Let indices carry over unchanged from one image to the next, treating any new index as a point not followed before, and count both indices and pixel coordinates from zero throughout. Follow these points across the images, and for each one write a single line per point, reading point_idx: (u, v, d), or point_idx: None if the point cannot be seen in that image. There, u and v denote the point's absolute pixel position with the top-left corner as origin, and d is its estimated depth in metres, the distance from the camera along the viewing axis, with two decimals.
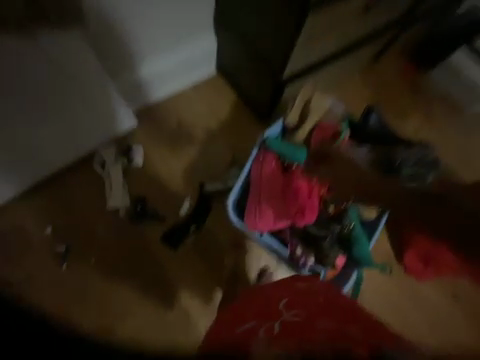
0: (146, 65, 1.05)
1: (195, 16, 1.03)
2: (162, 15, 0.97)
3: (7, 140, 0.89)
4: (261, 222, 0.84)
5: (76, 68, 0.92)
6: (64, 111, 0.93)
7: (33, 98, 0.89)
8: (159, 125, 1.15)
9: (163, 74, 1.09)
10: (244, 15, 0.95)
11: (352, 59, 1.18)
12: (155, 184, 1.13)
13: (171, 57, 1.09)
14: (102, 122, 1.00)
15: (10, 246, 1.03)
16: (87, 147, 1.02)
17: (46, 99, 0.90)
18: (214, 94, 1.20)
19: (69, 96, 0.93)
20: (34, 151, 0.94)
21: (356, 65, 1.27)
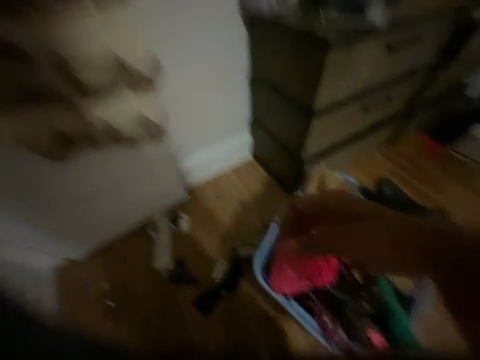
0: (198, 153, 1.36)
1: (236, 118, 1.37)
2: (214, 121, 1.31)
3: (86, 216, 1.09)
4: (286, 284, 0.91)
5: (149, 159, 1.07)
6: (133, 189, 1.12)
7: (110, 180, 1.03)
8: (204, 197, 1.42)
9: (210, 159, 1.41)
10: (271, 116, 1.25)
11: (374, 139, 1.38)
12: (195, 247, 1.30)
13: (217, 146, 1.40)
14: (162, 196, 1.24)
15: (66, 298, 1.17)
16: (147, 215, 1.27)
17: (120, 180, 1.06)
18: (248, 171, 1.49)
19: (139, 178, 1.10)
20: (106, 221, 1.17)
21: (380, 142, 1.44)
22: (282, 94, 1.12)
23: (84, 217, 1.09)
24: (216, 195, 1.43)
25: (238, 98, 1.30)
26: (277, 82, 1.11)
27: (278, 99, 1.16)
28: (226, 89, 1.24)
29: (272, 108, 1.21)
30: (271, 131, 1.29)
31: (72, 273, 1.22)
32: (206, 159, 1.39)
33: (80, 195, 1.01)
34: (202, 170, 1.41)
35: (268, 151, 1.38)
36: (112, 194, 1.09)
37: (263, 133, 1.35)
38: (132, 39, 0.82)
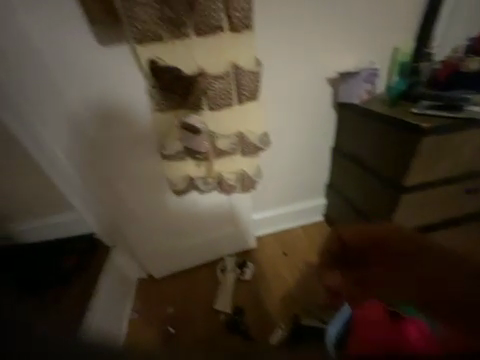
0: (275, 210, 1.57)
1: (314, 185, 1.54)
2: (296, 185, 1.50)
3: (183, 243, 1.37)
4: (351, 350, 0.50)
5: (115, 127, 0.97)
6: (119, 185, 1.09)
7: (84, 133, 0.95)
8: (273, 248, 1.56)
9: (283, 217, 1.60)
10: (351, 186, 1.31)
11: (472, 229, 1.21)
12: (256, 299, 1.32)
13: (291, 207, 1.59)
14: (239, 240, 1.49)
15: (138, 311, 1.33)
16: (223, 253, 1.50)
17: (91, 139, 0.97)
18: (316, 234, 1.61)
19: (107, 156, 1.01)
20: (193, 250, 1.42)
21: None
22: (369, 168, 1.16)
23: (179, 244, 1.37)
24: (283, 252, 1.52)
25: (318, 166, 1.47)
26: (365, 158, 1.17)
27: (362, 171, 1.21)
28: (310, 158, 1.42)
29: (354, 178, 1.28)
30: (348, 198, 1.37)
31: (148, 290, 1.41)
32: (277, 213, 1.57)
33: (182, 227, 1.32)
34: (271, 223, 1.61)
35: (339, 213, 1.48)
36: (202, 229, 1.37)
37: (336, 197, 1.48)
38: (255, 119, 0.96)
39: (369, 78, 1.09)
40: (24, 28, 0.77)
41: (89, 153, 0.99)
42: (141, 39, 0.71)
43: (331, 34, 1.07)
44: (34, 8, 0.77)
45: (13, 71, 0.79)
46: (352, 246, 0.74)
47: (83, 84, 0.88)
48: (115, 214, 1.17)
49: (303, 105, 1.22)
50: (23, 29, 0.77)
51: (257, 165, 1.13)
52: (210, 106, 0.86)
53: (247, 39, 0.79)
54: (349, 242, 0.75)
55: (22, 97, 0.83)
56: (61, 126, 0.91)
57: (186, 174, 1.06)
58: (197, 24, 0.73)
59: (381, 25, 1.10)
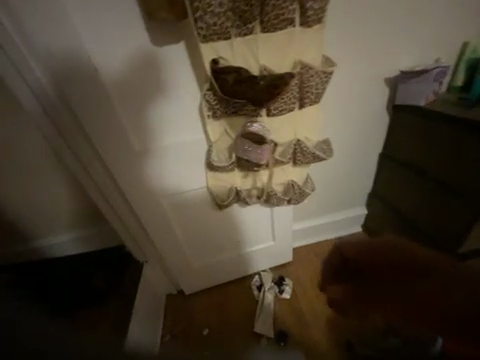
0: (313, 221, 1.45)
1: (356, 194, 1.42)
2: (338, 194, 1.37)
3: (218, 258, 1.27)
4: None
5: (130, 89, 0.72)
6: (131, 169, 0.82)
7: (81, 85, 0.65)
8: (310, 263, 1.45)
9: (321, 228, 1.47)
10: (405, 198, 1.18)
11: None
12: (299, 322, 1.22)
13: (330, 217, 1.46)
14: (276, 254, 1.38)
15: (171, 331, 1.23)
16: (258, 267, 1.40)
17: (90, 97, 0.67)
18: None
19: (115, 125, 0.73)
20: (227, 265, 1.31)
21: None
22: (434, 179, 1.01)
23: (214, 259, 1.27)
24: None
25: (362, 175, 1.34)
26: (428, 167, 1.02)
27: (423, 181, 1.05)
28: (356, 165, 1.29)
29: (410, 189, 1.14)
30: (400, 211, 1.23)
31: (180, 308, 1.31)
32: (316, 225, 1.46)
33: (219, 242, 1.21)
34: (307, 235, 1.49)
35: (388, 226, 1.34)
36: (239, 244, 1.26)
37: (382, 208, 1.35)
38: (313, 125, 0.84)
39: (437, 77, 0.96)
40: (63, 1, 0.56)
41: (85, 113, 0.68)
42: (206, 35, 0.59)
43: (397, 25, 0.93)
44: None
45: (55, 64, 0.60)
46: (355, 267, 0.43)
47: (129, 83, 0.71)
48: (151, 233, 1.03)
49: (357, 109, 1.09)
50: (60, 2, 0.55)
51: (307, 175, 1.00)
52: (269, 111, 0.74)
53: (318, 32, 0.67)
54: (352, 261, 0.43)
55: (61, 105, 0.67)
56: (107, 137, 0.74)
57: (233, 185, 0.94)
58: (268, 16, 0.61)
59: (454, 13, 0.95)
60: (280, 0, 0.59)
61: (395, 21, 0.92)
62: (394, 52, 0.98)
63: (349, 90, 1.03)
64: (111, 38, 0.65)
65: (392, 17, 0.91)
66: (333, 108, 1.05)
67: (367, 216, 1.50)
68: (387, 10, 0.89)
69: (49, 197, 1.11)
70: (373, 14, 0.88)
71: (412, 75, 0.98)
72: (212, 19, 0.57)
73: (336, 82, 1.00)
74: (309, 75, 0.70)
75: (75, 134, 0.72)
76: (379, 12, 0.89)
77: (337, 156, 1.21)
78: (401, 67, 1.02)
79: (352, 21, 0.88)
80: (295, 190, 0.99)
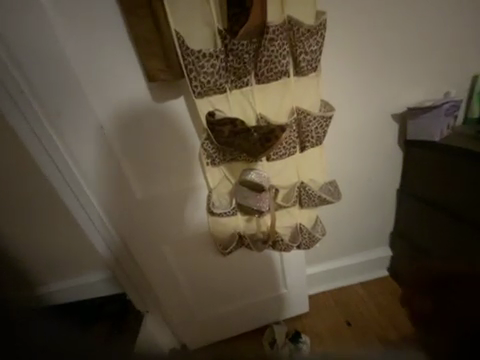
0: (329, 264, 1.31)
1: (376, 234, 1.29)
2: (354, 234, 1.25)
3: (224, 307, 1.16)
4: None
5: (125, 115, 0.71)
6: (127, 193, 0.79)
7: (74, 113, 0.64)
8: (330, 314, 1.27)
9: (339, 271, 1.32)
10: (433, 241, 1.04)
11: None
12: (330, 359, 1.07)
13: (349, 260, 1.32)
14: (289, 303, 1.23)
15: None
16: (270, 318, 1.25)
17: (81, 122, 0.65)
18: (383, 295, 1.30)
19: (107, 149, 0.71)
20: (235, 316, 1.19)
21: None
22: (465, 220, 0.89)
23: (219, 309, 1.15)
24: (345, 321, 1.23)
25: (380, 213, 1.23)
26: (457, 208, 0.90)
27: (452, 223, 0.93)
28: (372, 203, 1.19)
29: (437, 231, 1.01)
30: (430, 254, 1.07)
31: None
32: (333, 268, 1.31)
33: (224, 290, 1.11)
34: (325, 280, 1.34)
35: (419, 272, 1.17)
36: (247, 292, 1.15)
37: (408, 250, 1.20)
38: (318, 167, 0.80)
39: (451, 110, 0.90)
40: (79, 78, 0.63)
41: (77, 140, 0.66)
42: (201, 92, 0.61)
43: (399, 64, 0.91)
44: (89, 58, 0.64)
45: (64, 129, 0.65)
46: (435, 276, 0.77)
47: (128, 118, 0.72)
48: (151, 282, 0.97)
49: (366, 146, 1.04)
50: (76, 79, 0.63)
51: (316, 216, 0.93)
52: (269, 157, 0.72)
53: (314, 80, 0.68)
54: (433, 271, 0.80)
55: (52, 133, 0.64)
56: (109, 189, 0.75)
57: (236, 230, 0.89)
58: (262, 70, 0.62)
59: (457, 49, 0.93)
60: (272, 56, 0.60)
61: (396, 60, 0.90)
62: (398, 89, 0.96)
63: (355, 128, 1.00)
64: (110, 77, 0.66)
65: (394, 56, 0.89)
66: (340, 145, 1.01)
67: (392, 257, 1.33)
68: (386, 50, 0.88)
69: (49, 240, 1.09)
70: (373, 55, 0.88)
71: (419, 112, 0.93)
72: (206, 78, 0.59)
73: (341, 121, 0.97)
74: (307, 121, 0.69)
75: (78, 189, 0.72)
76: (379, 53, 0.88)
77: (350, 193, 1.13)
78: (407, 103, 1.00)
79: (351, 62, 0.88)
80: (304, 235, 0.90)
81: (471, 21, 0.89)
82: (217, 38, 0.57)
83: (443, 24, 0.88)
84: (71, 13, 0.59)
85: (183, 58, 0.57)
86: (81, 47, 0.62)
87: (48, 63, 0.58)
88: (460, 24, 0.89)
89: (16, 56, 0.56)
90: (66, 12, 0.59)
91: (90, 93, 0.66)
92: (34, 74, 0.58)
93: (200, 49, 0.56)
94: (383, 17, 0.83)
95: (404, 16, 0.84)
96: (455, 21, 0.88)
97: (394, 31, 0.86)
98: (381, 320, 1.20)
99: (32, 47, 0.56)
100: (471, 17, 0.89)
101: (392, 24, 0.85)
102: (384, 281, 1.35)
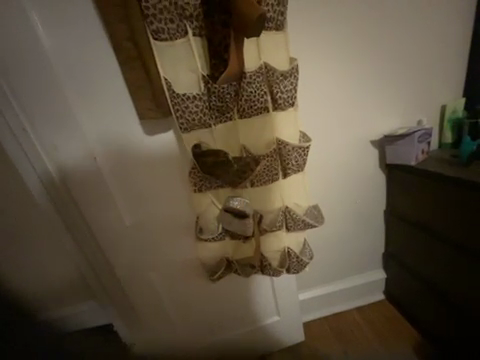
0: (322, 288, 1.29)
1: (368, 257, 1.29)
2: (345, 257, 1.26)
3: (216, 338, 1.11)
4: None
5: (115, 128, 0.73)
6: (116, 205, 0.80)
7: (69, 122, 0.68)
8: (325, 342, 1.21)
9: (332, 296, 1.30)
10: (420, 262, 1.05)
11: None
12: None
13: (342, 284, 1.31)
14: (284, 332, 1.19)
15: None
16: (264, 348, 1.20)
17: (75, 132, 0.69)
18: (381, 320, 1.26)
19: (100, 158, 0.75)
20: (228, 347, 1.14)
21: None
22: (444, 241, 0.91)
23: (210, 339, 1.10)
24: (342, 351, 1.16)
25: (370, 234, 1.25)
26: (435, 226, 0.93)
27: (435, 243, 0.94)
28: (362, 224, 1.22)
29: (423, 252, 1.02)
30: (420, 277, 1.07)
31: None
32: (328, 292, 1.29)
33: (216, 318, 1.08)
34: (320, 306, 1.31)
35: (413, 295, 1.14)
36: (239, 320, 1.11)
37: (400, 271, 1.19)
38: (301, 193, 0.84)
39: (423, 138, 0.96)
40: (70, 100, 0.67)
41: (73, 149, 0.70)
42: (186, 127, 0.67)
43: (375, 94, 0.99)
44: (81, 84, 0.67)
45: (60, 159, 0.70)
46: None
47: (116, 133, 0.74)
48: (138, 311, 0.95)
49: (349, 170, 1.10)
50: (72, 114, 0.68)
51: (304, 241, 0.93)
52: (253, 183, 0.77)
53: (291, 114, 0.74)
54: None
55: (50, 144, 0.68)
56: (99, 215, 0.78)
57: (223, 255, 0.91)
58: (242, 107, 0.69)
59: (427, 84, 1.02)
60: (251, 96, 0.67)
61: (374, 87, 0.98)
62: (376, 117, 1.03)
63: (337, 153, 1.06)
64: (98, 96, 0.69)
65: (370, 85, 0.97)
66: (324, 171, 1.07)
67: (387, 280, 1.32)
68: (360, 84, 0.96)
69: (50, 261, 1.13)
70: (349, 87, 0.96)
71: (394, 139, 0.98)
72: (191, 116, 0.65)
73: (323, 146, 1.03)
74: (287, 150, 0.75)
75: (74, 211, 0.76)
76: (356, 84, 0.96)
77: (337, 216, 1.17)
78: (386, 131, 1.06)
79: (327, 95, 0.95)
80: (292, 259, 0.91)
81: (436, 56, 0.98)
82: (201, 83, 0.64)
83: (410, 59, 0.96)
84: (66, 54, 0.64)
85: (170, 99, 0.64)
86: (76, 84, 0.67)
87: (45, 96, 0.64)
88: (426, 58, 0.97)
89: (23, 90, 0.62)
90: (64, 54, 0.64)
91: (85, 121, 0.71)
92: (34, 114, 0.65)
93: (185, 92, 0.64)
94: (355, 54, 0.92)
95: (374, 52, 0.93)
96: (422, 56, 0.97)
97: (367, 66, 0.94)
98: (378, 346, 1.15)
99: (32, 89, 0.63)
100: (436, 51, 0.97)
101: (364, 60, 0.93)
102: (381, 306, 1.33)
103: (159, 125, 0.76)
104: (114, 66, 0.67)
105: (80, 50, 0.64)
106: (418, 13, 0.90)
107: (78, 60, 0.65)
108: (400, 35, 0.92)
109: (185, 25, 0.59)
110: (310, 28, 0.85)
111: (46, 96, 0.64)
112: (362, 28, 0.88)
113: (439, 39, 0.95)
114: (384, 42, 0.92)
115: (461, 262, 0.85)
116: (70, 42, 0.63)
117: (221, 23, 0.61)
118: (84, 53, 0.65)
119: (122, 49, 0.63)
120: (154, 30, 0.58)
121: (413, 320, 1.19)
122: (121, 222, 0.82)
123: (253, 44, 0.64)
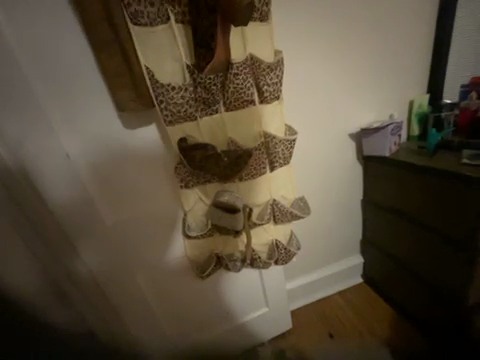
0: (307, 276, 1.35)
1: (347, 244, 1.38)
2: (327, 245, 1.32)
3: (207, 336, 1.10)
4: None
5: (90, 122, 0.67)
6: (92, 206, 0.73)
7: (34, 114, 0.60)
8: (313, 327, 1.27)
9: (316, 284, 1.37)
10: (395, 245, 1.14)
11: None
12: (306, 351, 1.18)
13: (324, 271, 1.37)
14: (274, 322, 1.22)
15: None
16: (255, 340, 1.22)
17: (42, 126, 0.61)
18: (360, 302, 1.35)
19: (72, 156, 0.68)
20: (220, 342, 1.14)
21: None
22: (416, 224, 0.99)
23: (201, 336, 1.09)
24: (328, 334, 1.23)
25: (349, 222, 1.32)
26: (408, 211, 1.01)
27: (409, 226, 1.03)
28: (342, 214, 1.28)
29: (398, 236, 1.11)
30: (396, 258, 1.16)
31: None
32: (312, 280, 1.35)
33: (206, 315, 1.07)
34: (305, 294, 1.37)
35: (389, 275, 1.25)
36: (230, 315, 1.12)
37: (377, 255, 1.28)
38: (288, 185, 0.86)
39: (395, 131, 1.02)
40: (34, 89, 0.59)
41: (41, 144, 0.62)
42: (172, 120, 0.64)
43: (353, 88, 1.03)
44: (47, 70, 0.60)
45: (26, 158, 0.62)
46: None
47: (92, 127, 0.68)
48: (124, 317, 0.90)
49: (330, 162, 1.14)
50: (40, 107, 0.60)
51: (291, 232, 0.95)
52: (241, 177, 0.76)
53: (278, 107, 0.74)
54: None
55: (11, 139, 0.60)
56: (75, 218, 0.72)
57: (213, 251, 0.91)
58: (229, 99, 0.67)
59: (398, 80, 1.09)
60: (238, 88, 0.65)
61: (352, 82, 1.02)
62: (353, 111, 1.08)
63: (319, 146, 1.09)
64: (68, 85, 0.62)
65: (349, 79, 1.01)
66: (307, 163, 1.10)
67: (364, 264, 1.42)
68: (340, 78, 1.00)
69: None
70: (330, 81, 0.99)
71: (370, 132, 1.04)
72: (176, 108, 0.63)
73: (306, 140, 1.06)
74: (274, 143, 0.75)
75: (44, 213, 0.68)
76: (336, 77, 0.99)
77: (319, 207, 1.21)
78: (362, 124, 1.12)
79: (308, 89, 0.97)
80: (280, 251, 0.92)
81: (405, 53, 1.05)
82: (186, 72, 0.62)
83: (383, 55, 1.02)
84: (28, 38, 0.56)
85: (153, 89, 0.60)
86: (44, 74, 0.60)
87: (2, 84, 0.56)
88: (397, 55, 1.04)
89: None
90: (25, 35, 0.56)
91: (53, 114, 0.63)
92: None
93: (169, 82, 0.60)
94: (335, 48, 0.94)
95: (352, 47, 0.96)
96: (393, 52, 1.03)
97: (346, 60, 0.97)
98: (359, 325, 1.24)
99: None
100: (405, 47, 1.04)
101: (343, 54, 0.96)
102: (359, 288, 1.43)
103: (140, 117, 0.71)
104: (87, 53, 0.61)
105: (45, 34, 0.57)
106: (390, 11, 0.95)
107: (44, 46, 0.58)
108: (374, 31, 0.96)
109: (167, 9, 0.56)
110: (291, 19, 0.85)
111: (4, 84, 0.56)
112: (341, 22, 0.91)
113: (408, 37, 1.02)
114: (360, 37, 0.96)
115: (431, 241, 0.94)
116: (32, 21, 0.56)
117: (208, 9, 0.58)
118: (50, 36, 0.58)
119: (96, 32, 0.58)
120: (132, 14, 0.54)
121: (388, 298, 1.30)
122: (100, 223, 0.75)
123: (238, 33, 0.63)
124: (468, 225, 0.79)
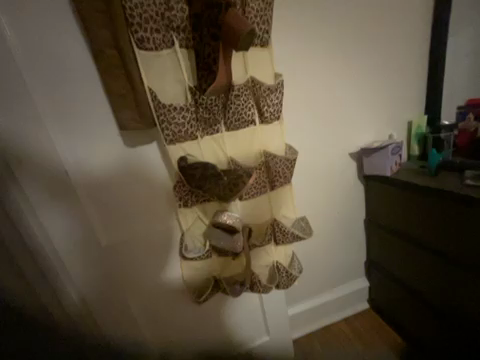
0: (309, 300, 1.28)
1: (351, 267, 1.32)
2: (330, 267, 1.26)
3: None
4: None
5: (91, 139, 0.67)
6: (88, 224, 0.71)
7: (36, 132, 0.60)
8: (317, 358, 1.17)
9: (320, 309, 1.29)
10: (401, 269, 1.09)
11: None
12: None
13: (328, 295, 1.30)
14: (275, 352, 1.13)
15: None
16: None
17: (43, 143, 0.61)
18: (368, 330, 1.26)
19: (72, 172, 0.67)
20: None
21: None
22: (422, 246, 0.95)
23: None
24: None
25: (353, 243, 1.28)
26: (413, 231, 0.97)
27: (415, 248, 0.99)
28: (345, 234, 1.25)
29: (404, 259, 1.06)
30: (403, 282, 1.10)
31: None
32: (316, 305, 1.27)
33: (201, 344, 0.98)
34: (309, 320, 1.28)
35: (397, 301, 1.17)
36: (227, 344, 1.03)
37: (384, 279, 1.22)
38: (288, 204, 0.84)
39: (395, 151, 1.02)
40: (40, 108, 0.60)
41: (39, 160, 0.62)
42: (172, 139, 0.64)
43: (352, 108, 1.06)
44: (54, 90, 0.61)
45: (25, 175, 0.61)
46: None
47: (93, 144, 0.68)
48: None
49: (332, 182, 1.13)
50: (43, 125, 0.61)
51: (293, 253, 0.91)
52: (240, 196, 0.75)
53: (277, 127, 0.75)
54: None
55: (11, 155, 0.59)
56: (69, 235, 0.69)
57: (210, 274, 0.87)
58: (230, 119, 0.68)
59: (395, 102, 1.12)
60: (239, 108, 0.66)
61: (351, 104, 1.05)
62: (353, 131, 1.09)
63: (319, 165, 1.09)
64: (73, 104, 0.64)
65: (348, 101, 1.04)
66: (308, 182, 1.09)
67: (370, 288, 1.35)
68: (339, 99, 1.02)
69: None
70: (329, 102, 1.01)
71: (370, 152, 1.05)
72: (177, 127, 0.63)
73: (306, 159, 1.06)
74: (274, 162, 0.74)
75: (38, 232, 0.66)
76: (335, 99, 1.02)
77: (321, 227, 1.18)
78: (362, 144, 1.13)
79: (309, 109, 0.99)
80: (281, 273, 0.87)
81: (400, 77, 1.09)
82: (189, 94, 0.63)
83: (380, 79, 1.06)
84: (39, 60, 0.59)
85: (155, 110, 0.62)
86: (50, 94, 0.61)
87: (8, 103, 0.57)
88: (393, 78, 1.08)
89: None
90: (36, 58, 0.58)
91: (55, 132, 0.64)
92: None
93: (171, 103, 0.62)
94: (333, 72, 0.98)
95: (350, 71, 1.00)
96: (389, 76, 1.07)
97: (344, 83, 1.01)
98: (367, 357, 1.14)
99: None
100: (400, 72, 1.08)
101: (341, 77, 0.99)
102: (366, 315, 1.34)
103: (141, 136, 0.72)
104: (93, 75, 0.63)
105: (55, 56, 0.60)
106: (384, 39, 1.01)
107: (52, 65, 0.60)
108: (370, 55, 1.01)
109: (172, 36, 0.59)
110: (291, 45, 0.90)
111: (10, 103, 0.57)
112: (339, 47, 0.95)
113: (402, 62, 1.07)
114: (358, 61, 1.00)
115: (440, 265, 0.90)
116: (42, 45, 0.58)
117: (210, 36, 0.59)
118: (59, 59, 0.60)
119: (103, 55, 0.60)
120: (139, 39, 0.56)
121: (397, 327, 1.21)
122: (95, 242, 0.73)
123: (240, 58, 0.66)
124: (474, 247, 0.76)
